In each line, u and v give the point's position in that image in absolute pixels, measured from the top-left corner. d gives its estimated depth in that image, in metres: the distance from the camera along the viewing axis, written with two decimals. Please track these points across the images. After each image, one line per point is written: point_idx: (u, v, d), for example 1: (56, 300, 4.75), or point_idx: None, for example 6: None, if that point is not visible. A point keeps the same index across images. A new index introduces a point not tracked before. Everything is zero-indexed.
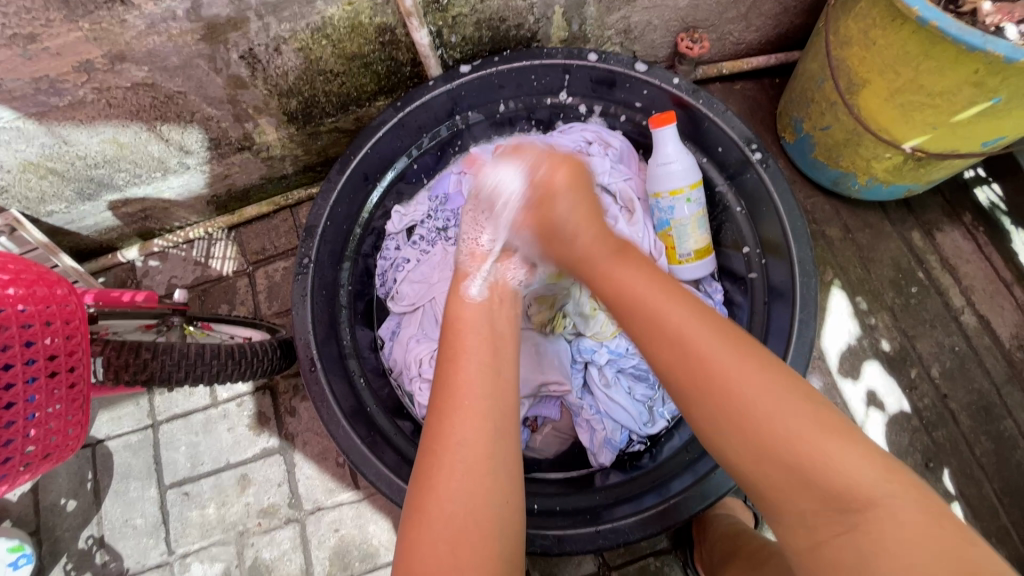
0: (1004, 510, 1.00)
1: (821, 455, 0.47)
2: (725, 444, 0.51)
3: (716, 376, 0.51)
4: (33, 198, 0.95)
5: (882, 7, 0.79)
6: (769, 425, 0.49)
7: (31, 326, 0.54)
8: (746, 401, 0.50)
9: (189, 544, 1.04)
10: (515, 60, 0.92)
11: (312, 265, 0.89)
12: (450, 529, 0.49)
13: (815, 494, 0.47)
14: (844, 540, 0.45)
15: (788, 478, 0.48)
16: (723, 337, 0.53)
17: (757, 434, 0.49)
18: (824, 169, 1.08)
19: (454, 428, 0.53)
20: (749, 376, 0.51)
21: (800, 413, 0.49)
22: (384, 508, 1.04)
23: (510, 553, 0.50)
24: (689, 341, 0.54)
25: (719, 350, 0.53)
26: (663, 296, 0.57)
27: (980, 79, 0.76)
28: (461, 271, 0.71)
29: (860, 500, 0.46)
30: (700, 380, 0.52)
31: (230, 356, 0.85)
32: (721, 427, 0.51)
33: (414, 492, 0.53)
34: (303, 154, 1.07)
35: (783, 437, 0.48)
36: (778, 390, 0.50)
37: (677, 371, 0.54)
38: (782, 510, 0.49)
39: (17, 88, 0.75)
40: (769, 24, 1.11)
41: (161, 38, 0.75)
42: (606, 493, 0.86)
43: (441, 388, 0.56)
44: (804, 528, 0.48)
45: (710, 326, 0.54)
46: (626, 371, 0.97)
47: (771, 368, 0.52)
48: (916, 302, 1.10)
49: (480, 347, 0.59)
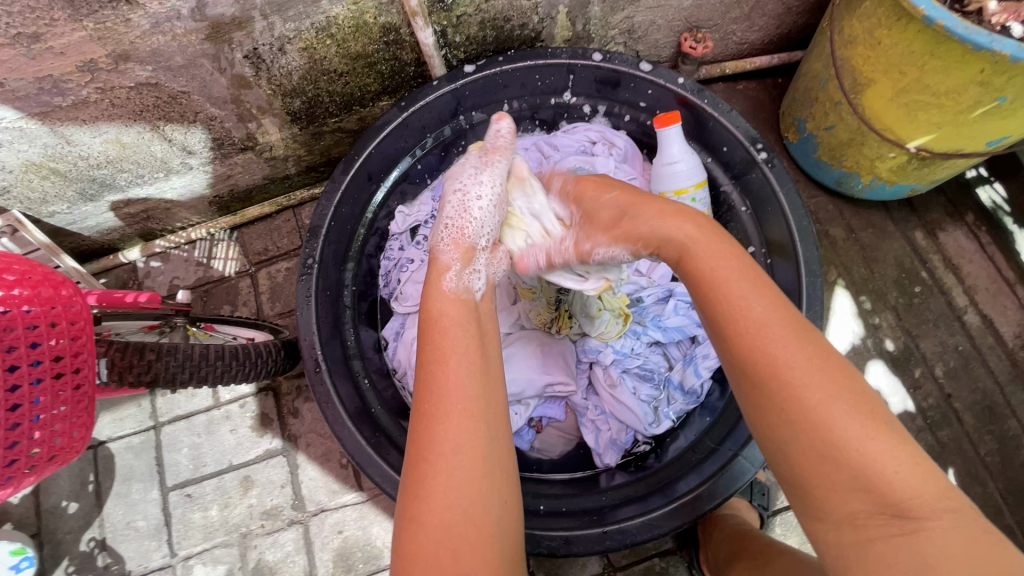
0: (1008, 510, 1.00)
1: (879, 455, 0.45)
2: (775, 423, 0.48)
3: (777, 361, 0.48)
4: (35, 199, 0.95)
5: (887, 6, 0.79)
6: (831, 419, 0.46)
7: (37, 327, 0.53)
8: (805, 392, 0.47)
9: (192, 546, 1.03)
10: (519, 60, 0.92)
11: (317, 266, 0.89)
12: (450, 538, 0.48)
13: (869, 495, 0.45)
14: (895, 543, 0.44)
15: (838, 480, 0.45)
16: (786, 318, 0.50)
17: (817, 427, 0.46)
18: (828, 169, 1.08)
19: (446, 434, 0.51)
20: (811, 364, 0.47)
21: (861, 410, 0.46)
22: (388, 509, 1.03)
23: (509, 555, 0.50)
24: (749, 320, 0.50)
25: (782, 332, 0.49)
26: (726, 267, 0.53)
27: (985, 78, 0.76)
28: (439, 259, 0.67)
29: (911, 503, 0.44)
30: (758, 362, 0.48)
31: (234, 357, 0.85)
32: (779, 418, 0.48)
33: (405, 501, 0.51)
34: (306, 154, 1.07)
35: (842, 436, 0.45)
36: (838, 384, 0.47)
37: (738, 347, 0.50)
38: (830, 510, 0.46)
39: (20, 87, 0.75)
40: (772, 24, 1.11)
41: (165, 37, 0.75)
42: (611, 494, 0.86)
43: (428, 392, 0.54)
44: (851, 527, 0.46)
45: (775, 306, 0.50)
46: (632, 371, 0.96)
47: (831, 358, 0.49)
48: (920, 302, 1.10)
49: (465, 346, 0.57)
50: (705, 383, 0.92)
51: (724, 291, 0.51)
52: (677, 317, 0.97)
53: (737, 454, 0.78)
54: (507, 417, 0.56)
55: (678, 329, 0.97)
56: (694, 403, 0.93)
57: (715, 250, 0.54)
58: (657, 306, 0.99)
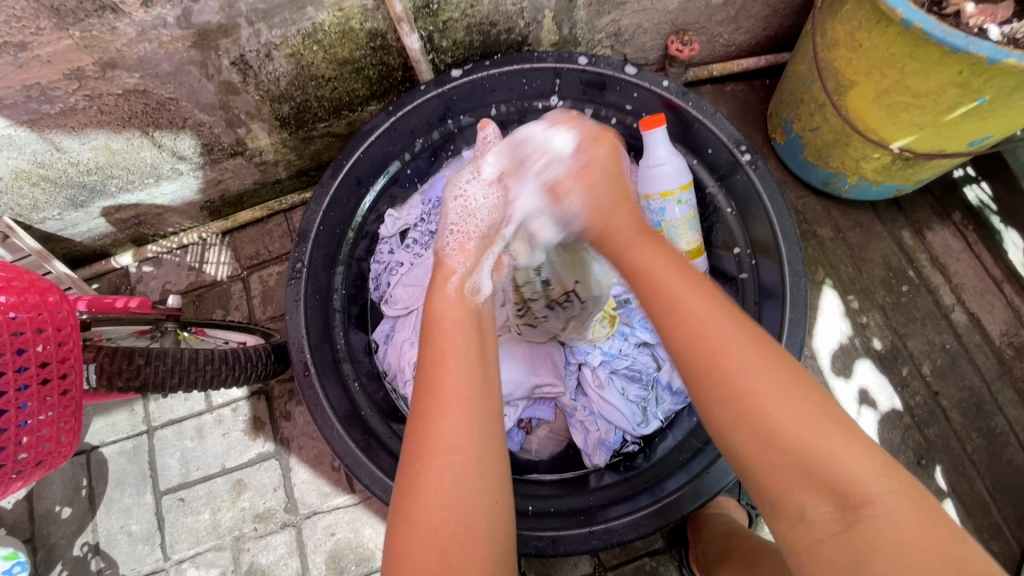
0: (996, 507, 1.01)
1: (828, 449, 0.45)
2: (719, 423, 0.49)
3: (718, 366, 0.49)
4: (26, 205, 0.95)
5: (866, 10, 0.81)
6: (775, 414, 0.47)
7: (23, 333, 0.54)
8: (745, 394, 0.48)
9: (184, 550, 1.04)
10: (506, 64, 0.93)
11: (306, 270, 0.89)
12: (441, 539, 0.48)
13: (819, 487, 0.45)
14: (840, 539, 0.44)
15: (786, 478, 0.46)
16: (727, 317, 0.52)
17: (760, 427, 0.47)
18: (814, 169, 1.09)
19: (441, 432, 0.52)
20: (753, 357, 0.49)
21: (805, 406, 0.47)
22: (379, 512, 1.04)
23: (499, 551, 0.50)
24: (686, 328, 0.52)
25: (731, 341, 0.50)
26: (669, 278, 0.55)
27: (964, 80, 0.77)
28: (446, 266, 0.66)
29: (860, 495, 0.44)
30: (697, 368, 0.51)
31: (224, 361, 0.85)
32: (725, 421, 0.49)
33: (398, 498, 0.52)
34: (296, 158, 1.08)
35: (784, 432, 0.46)
36: (779, 379, 0.48)
37: (682, 356, 0.51)
38: (781, 508, 0.47)
39: (7, 95, 0.75)
40: (758, 27, 1.11)
41: (152, 45, 0.75)
42: (600, 494, 0.86)
43: (425, 390, 0.55)
44: (804, 526, 0.46)
45: (718, 313, 0.52)
46: (620, 372, 0.97)
47: (773, 355, 0.50)
48: (907, 301, 1.11)
49: (457, 341, 0.57)
50: None
51: (664, 302, 0.54)
52: None
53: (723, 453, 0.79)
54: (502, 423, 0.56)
55: None
56: (682, 402, 0.94)
57: (654, 260, 0.57)
58: None
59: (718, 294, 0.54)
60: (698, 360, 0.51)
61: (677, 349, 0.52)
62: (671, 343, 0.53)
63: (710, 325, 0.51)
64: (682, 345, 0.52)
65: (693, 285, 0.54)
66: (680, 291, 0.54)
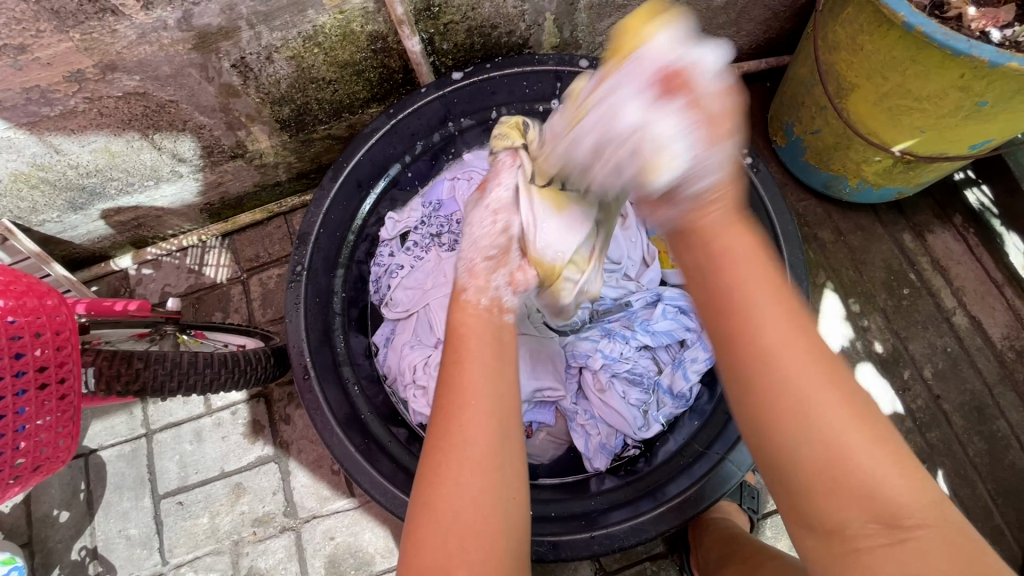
0: (998, 511, 1.00)
1: (882, 468, 0.45)
2: (770, 436, 0.48)
3: (784, 376, 0.48)
4: (25, 208, 0.95)
5: (868, 13, 0.80)
6: (842, 435, 0.46)
7: (21, 338, 0.53)
8: (813, 410, 0.46)
9: (182, 555, 1.03)
10: (507, 67, 0.94)
11: (305, 272, 0.89)
12: (459, 526, 0.49)
13: (870, 507, 0.45)
14: (882, 552, 0.44)
15: (842, 492, 0.45)
16: (798, 330, 0.49)
17: (825, 439, 0.46)
18: (815, 172, 1.09)
19: (461, 425, 0.52)
20: (816, 376, 0.48)
21: (864, 422, 0.47)
22: (379, 515, 1.03)
23: (514, 550, 0.50)
24: (760, 331, 0.49)
25: (797, 359, 0.48)
26: (750, 275, 0.52)
27: (966, 83, 0.77)
28: (459, 284, 0.68)
29: (908, 516, 0.44)
30: (763, 372, 0.48)
31: (223, 364, 0.85)
32: (785, 432, 0.47)
33: (420, 486, 0.52)
34: (296, 161, 1.07)
35: (850, 448, 0.45)
36: (845, 394, 0.47)
37: (751, 359, 0.49)
38: (821, 519, 0.47)
39: (7, 98, 0.75)
40: (758, 30, 1.11)
41: (152, 47, 0.75)
42: (600, 498, 0.86)
43: (446, 387, 0.55)
44: (842, 537, 0.46)
45: (789, 316, 0.50)
46: (621, 376, 0.95)
47: (839, 374, 0.48)
48: (909, 304, 1.11)
49: (483, 350, 0.58)
50: (693, 386, 0.93)
51: (741, 301, 0.51)
52: (666, 321, 0.97)
53: (724, 457, 0.79)
54: (519, 420, 0.56)
55: (666, 333, 0.96)
56: (683, 406, 0.93)
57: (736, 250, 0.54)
58: (645, 310, 0.99)
59: (792, 303, 0.51)
60: (762, 373, 0.48)
61: (740, 355, 0.50)
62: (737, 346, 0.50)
63: (777, 343, 0.49)
64: (745, 354, 0.49)
65: (771, 283, 0.51)
66: (749, 298, 0.51)
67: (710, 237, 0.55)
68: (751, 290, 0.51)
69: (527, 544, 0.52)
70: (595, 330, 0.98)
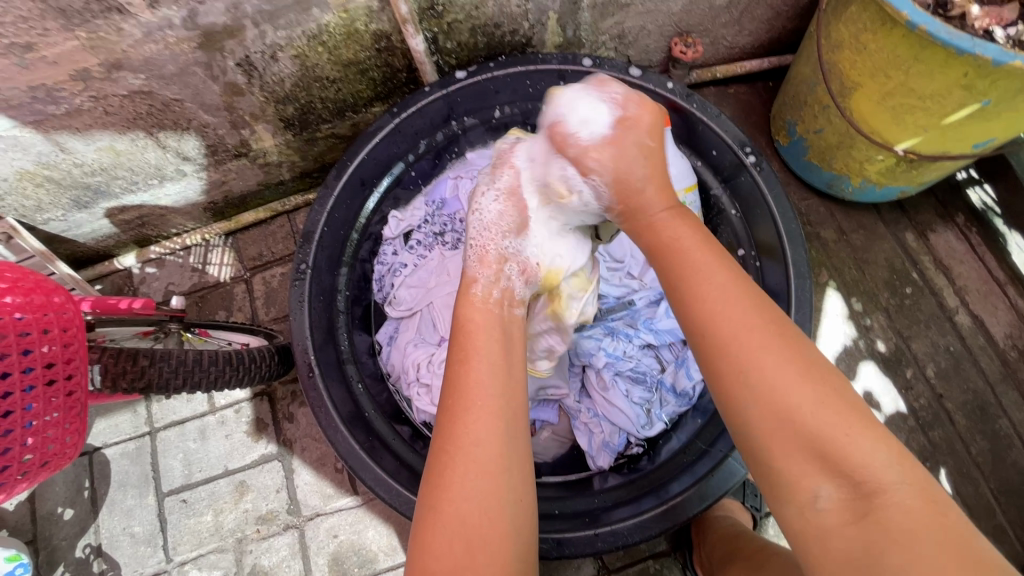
0: (1000, 510, 1.00)
1: (844, 432, 0.46)
2: (729, 399, 0.49)
3: (733, 340, 0.49)
4: (30, 206, 0.95)
5: (871, 11, 0.80)
6: (793, 398, 0.47)
7: (28, 334, 0.54)
8: (762, 371, 0.48)
9: (186, 552, 1.04)
10: (510, 66, 0.93)
11: (310, 271, 0.89)
12: (467, 530, 0.49)
13: (828, 469, 0.45)
14: (849, 521, 0.44)
15: (805, 460, 0.46)
16: (750, 300, 0.52)
17: (774, 405, 0.47)
18: (818, 171, 1.09)
19: (468, 428, 0.53)
20: (771, 339, 0.49)
21: (821, 387, 0.47)
22: (382, 513, 1.04)
23: (522, 551, 0.50)
24: (706, 301, 0.52)
25: (748, 322, 0.50)
26: (692, 255, 0.55)
27: (969, 82, 0.77)
28: (468, 275, 0.69)
29: (872, 484, 0.44)
30: (716, 338, 0.50)
31: (228, 362, 0.85)
32: (739, 399, 0.48)
33: (427, 489, 0.52)
34: (299, 160, 1.08)
35: (800, 411, 0.46)
36: (798, 359, 0.48)
37: (699, 329, 0.52)
38: (789, 488, 0.47)
39: (13, 96, 0.75)
40: (761, 29, 1.12)
41: (157, 46, 0.75)
42: (604, 496, 0.86)
43: (453, 389, 0.56)
44: (812, 510, 0.46)
45: (738, 288, 0.52)
46: (625, 374, 0.95)
47: (791, 339, 0.50)
48: (911, 303, 1.11)
49: (490, 346, 0.59)
50: (697, 385, 0.93)
51: (687, 275, 0.54)
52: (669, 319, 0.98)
53: (727, 454, 0.79)
54: (526, 419, 0.56)
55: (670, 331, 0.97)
56: (686, 404, 0.94)
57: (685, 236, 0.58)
58: (648, 309, 1.00)
59: (743, 279, 0.54)
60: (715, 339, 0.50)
61: (694, 322, 0.52)
62: (692, 314, 0.52)
63: (727, 306, 0.51)
64: (699, 320, 0.51)
65: (721, 258, 0.55)
66: (696, 269, 0.54)
67: (655, 231, 0.59)
68: (700, 265, 0.54)
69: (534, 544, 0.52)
70: (598, 329, 0.98)
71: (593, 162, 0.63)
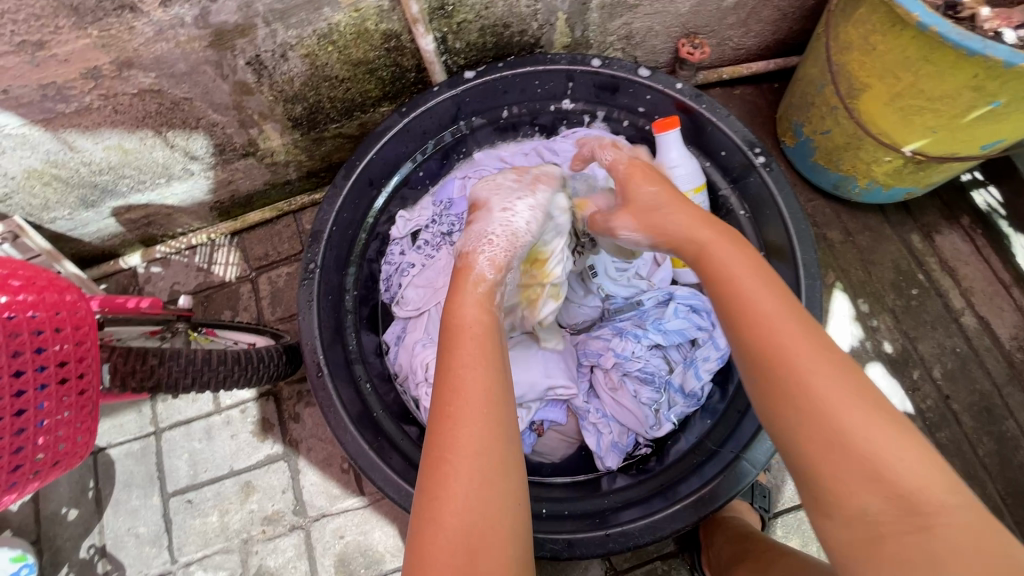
0: (1008, 511, 1.00)
1: (893, 452, 0.46)
2: (779, 410, 0.50)
3: (790, 354, 0.51)
4: (37, 205, 0.95)
5: (881, 13, 0.81)
6: (842, 412, 0.47)
7: (42, 332, 0.53)
8: (813, 388, 0.49)
9: (192, 553, 1.03)
10: (519, 66, 0.93)
11: (318, 271, 0.89)
12: (468, 539, 0.48)
13: (881, 487, 0.45)
14: (907, 539, 0.43)
15: (855, 473, 0.46)
16: (796, 316, 0.53)
17: (825, 425, 0.48)
18: (825, 172, 1.09)
19: (466, 434, 0.52)
20: (819, 354, 0.50)
21: (869, 401, 0.48)
22: (389, 514, 1.03)
23: (519, 555, 0.50)
24: (757, 316, 0.53)
25: (797, 336, 0.51)
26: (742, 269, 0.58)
27: (979, 83, 0.77)
28: (473, 262, 0.69)
29: (926, 504, 0.44)
30: (767, 350, 0.52)
31: (236, 361, 0.85)
32: (792, 412, 0.49)
33: (421, 503, 0.51)
34: (306, 160, 1.08)
35: (858, 424, 0.47)
36: (844, 372, 0.50)
37: (750, 346, 0.53)
38: (839, 505, 0.46)
39: (23, 94, 0.75)
40: (768, 30, 1.12)
41: (168, 44, 0.75)
42: (613, 497, 0.86)
43: (450, 393, 0.55)
44: (864, 523, 0.45)
45: (785, 305, 0.54)
46: (633, 374, 0.95)
47: (837, 356, 0.51)
48: (917, 304, 1.11)
49: (477, 348, 0.59)
50: (705, 385, 0.92)
51: (736, 293, 0.56)
52: (678, 320, 0.96)
53: (738, 456, 0.79)
54: (517, 424, 0.56)
55: (678, 332, 0.96)
56: (695, 405, 0.93)
57: (730, 255, 0.59)
58: (657, 309, 0.98)
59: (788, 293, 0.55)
60: (765, 352, 0.52)
61: (741, 333, 0.54)
62: (741, 325, 0.54)
63: (776, 321, 0.53)
64: (749, 331, 0.53)
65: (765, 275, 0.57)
66: (740, 286, 0.56)
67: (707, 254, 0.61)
68: (747, 283, 0.56)
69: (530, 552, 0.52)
70: (607, 329, 0.98)
71: (626, 231, 0.71)
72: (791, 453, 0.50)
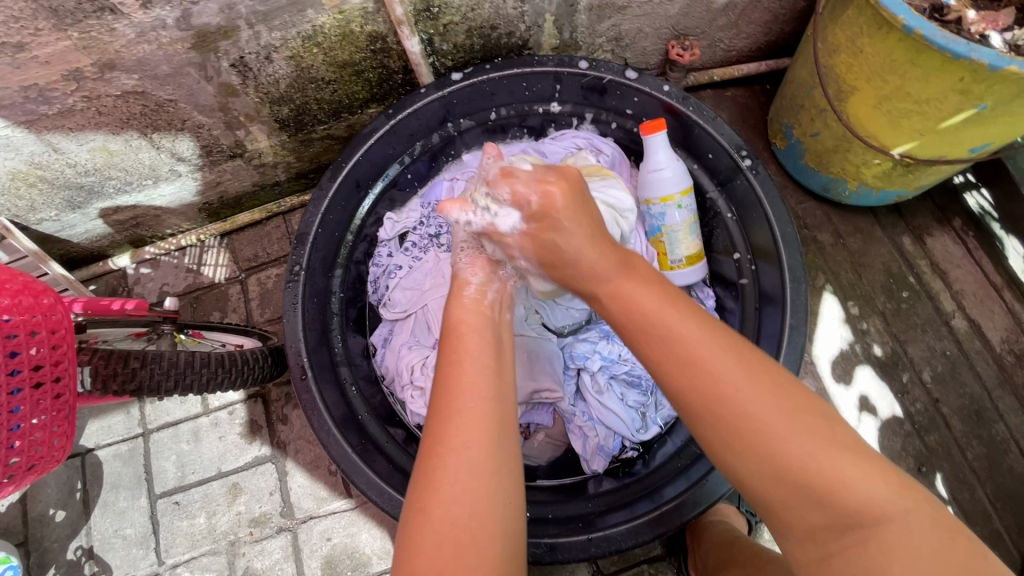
0: (996, 514, 1.00)
1: (847, 481, 0.46)
2: (735, 459, 0.50)
3: (734, 407, 0.49)
4: (23, 207, 0.95)
5: (868, 15, 0.80)
6: (796, 452, 0.47)
7: (16, 336, 0.53)
8: (768, 437, 0.48)
9: (179, 555, 1.03)
10: (506, 68, 0.93)
11: (303, 273, 0.89)
12: (455, 531, 0.49)
13: (834, 516, 0.46)
14: (858, 550, 0.46)
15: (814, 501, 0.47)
16: (743, 361, 0.51)
17: (784, 465, 0.47)
18: (815, 174, 1.09)
19: (457, 432, 0.53)
20: (765, 397, 0.49)
21: (812, 435, 0.48)
22: (376, 516, 1.03)
23: (511, 551, 0.50)
24: (706, 366, 0.51)
25: (743, 383, 0.50)
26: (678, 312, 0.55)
27: (966, 86, 0.77)
28: (461, 278, 0.72)
29: (881, 519, 0.45)
30: (716, 400, 0.50)
31: (220, 364, 0.84)
32: (750, 459, 0.49)
33: (414, 491, 0.52)
34: (295, 161, 1.07)
35: (814, 461, 0.47)
36: (790, 410, 0.49)
37: (691, 399, 0.51)
38: (795, 527, 0.49)
39: (5, 96, 0.75)
40: (759, 32, 1.11)
41: (150, 46, 0.75)
42: (597, 501, 0.86)
43: (443, 391, 0.56)
44: (816, 541, 0.48)
45: (728, 349, 0.52)
46: (620, 377, 0.96)
47: (785, 391, 0.50)
48: (908, 307, 1.11)
49: (478, 345, 0.61)
50: None
51: (685, 346, 0.52)
52: None
53: None
54: (517, 419, 0.58)
55: None
56: None
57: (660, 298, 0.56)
58: None
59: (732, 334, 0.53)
60: (719, 405, 0.50)
61: (687, 389, 0.51)
62: (686, 372, 0.52)
63: (725, 371, 0.50)
64: (696, 388, 0.51)
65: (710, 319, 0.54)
66: (684, 338, 0.53)
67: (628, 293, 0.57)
68: (692, 335, 0.52)
69: (525, 548, 0.53)
70: (594, 331, 0.99)
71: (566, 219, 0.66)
72: (746, 484, 0.51)
